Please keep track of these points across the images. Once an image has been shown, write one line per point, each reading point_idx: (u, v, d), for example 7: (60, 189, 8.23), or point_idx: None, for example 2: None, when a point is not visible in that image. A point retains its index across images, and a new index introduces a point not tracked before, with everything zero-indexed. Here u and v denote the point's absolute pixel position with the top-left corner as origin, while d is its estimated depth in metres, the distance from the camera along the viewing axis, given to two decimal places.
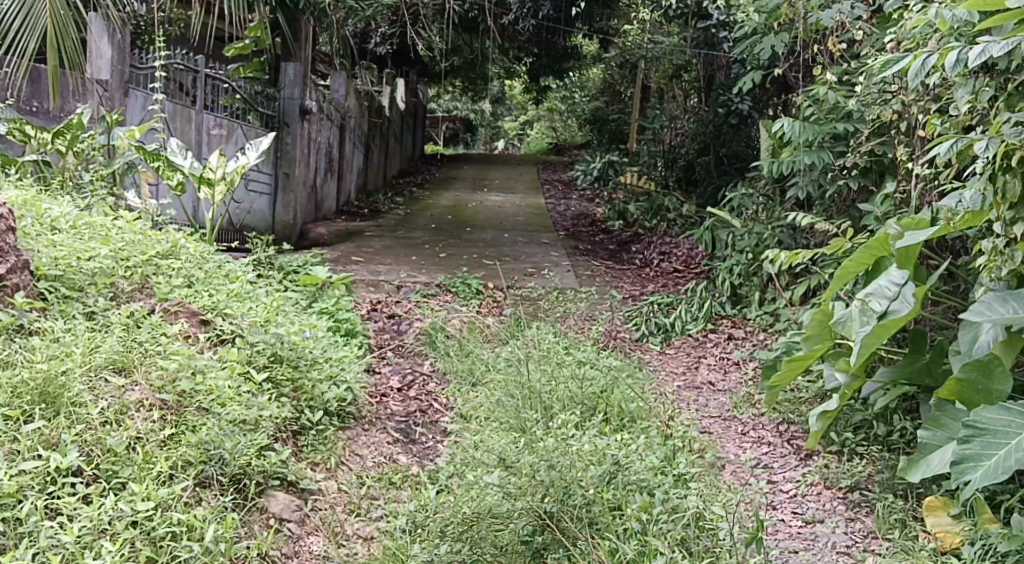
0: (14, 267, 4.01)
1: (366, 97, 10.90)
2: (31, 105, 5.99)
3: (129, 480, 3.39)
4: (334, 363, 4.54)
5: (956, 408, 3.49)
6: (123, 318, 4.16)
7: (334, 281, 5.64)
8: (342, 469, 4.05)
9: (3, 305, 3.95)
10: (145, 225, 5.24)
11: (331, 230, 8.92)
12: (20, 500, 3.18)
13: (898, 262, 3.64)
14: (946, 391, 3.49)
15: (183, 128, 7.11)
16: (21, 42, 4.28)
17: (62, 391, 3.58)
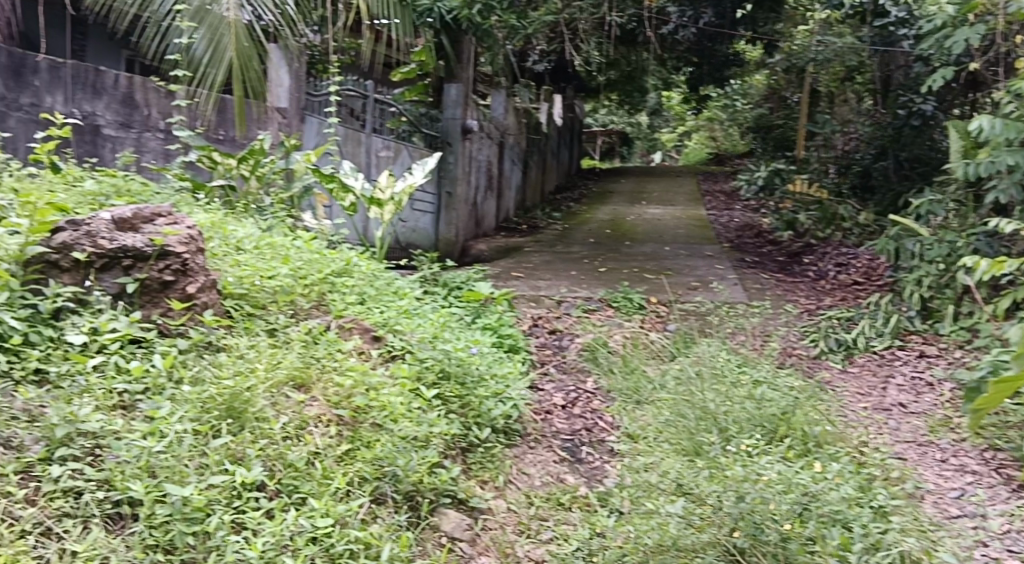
0: (202, 287, 4.13)
1: (524, 113, 10.91)
2: (218, 133, 6.36)
3: (309, 495, 3.44)
4: (499, 379, 4.48)
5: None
6: (302, 335, 4.23)
7: (496, 296, 5.59)
8: (510, 488, 3.99)
9: (193, 324, 4.07)
10: (320, 244, 5.37)
11: (491, 246, 8.95)
12: (208, 514, 3.24)
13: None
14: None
15: (354, 151, 7.30)
16: (210, 75, 4.55)
17: (247, 407, 3.64)
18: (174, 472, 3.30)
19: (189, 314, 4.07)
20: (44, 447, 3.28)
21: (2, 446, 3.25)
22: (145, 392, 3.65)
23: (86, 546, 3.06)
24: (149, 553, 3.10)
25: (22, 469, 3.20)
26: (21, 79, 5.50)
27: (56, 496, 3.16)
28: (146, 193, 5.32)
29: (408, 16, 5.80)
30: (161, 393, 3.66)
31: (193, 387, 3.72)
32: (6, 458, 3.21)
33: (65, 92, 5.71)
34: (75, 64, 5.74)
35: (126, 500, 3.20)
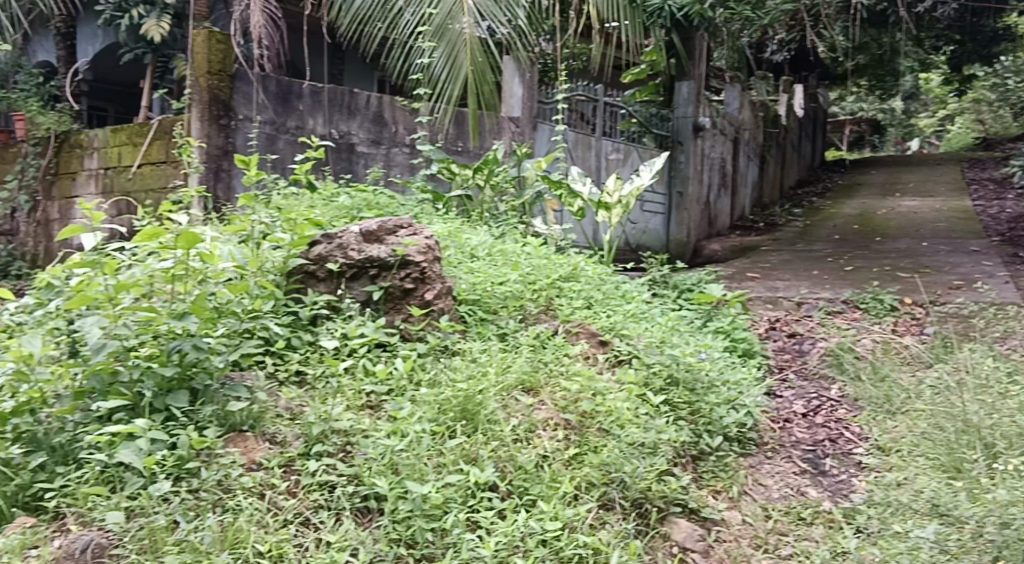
0: (439, 293, 4.22)
1: (763, 107, 10.51)
2: (456, 145, 6.80)
3: (538, 498, 3.35)
4: (731, 386, 4.28)
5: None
6: (530, 339, 4.23)
7: (729, 299, 5.38)
8: (744, 499, 3.80)
9: (430, 329, 4.15)
10: (549, 249, 5.38)
11: (727, 246, 8.65)
12: (446, 512, 3.19)
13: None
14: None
15: (584, 155, 7.38)
16: (446, 91, 4.62)
17: (479, 409, 3.61)
18: (413, 470, 3.28)
19: (427, 319, 4.17)
20: (303, 443, 3.37)
21: (268, 441, 3.38)
22: (390, 393, 3.72)
23: (338, 536, 3.05)
24: (393, 547, 3.07)
25: (284, 463, 3.29)
26: (289, 105, 6.12)
27: (313, 488, 3.21)
28: (393, 205, 5.57)
29: (638, 16, 5.63)
30: (404, 395, 3.70)
31: (430, 390, 3.74)
32: (271, 452, 3.31)
33: (325, 115, 6.32)
34: (332, 89, 6.33)
35: (373, 495, 3.21)
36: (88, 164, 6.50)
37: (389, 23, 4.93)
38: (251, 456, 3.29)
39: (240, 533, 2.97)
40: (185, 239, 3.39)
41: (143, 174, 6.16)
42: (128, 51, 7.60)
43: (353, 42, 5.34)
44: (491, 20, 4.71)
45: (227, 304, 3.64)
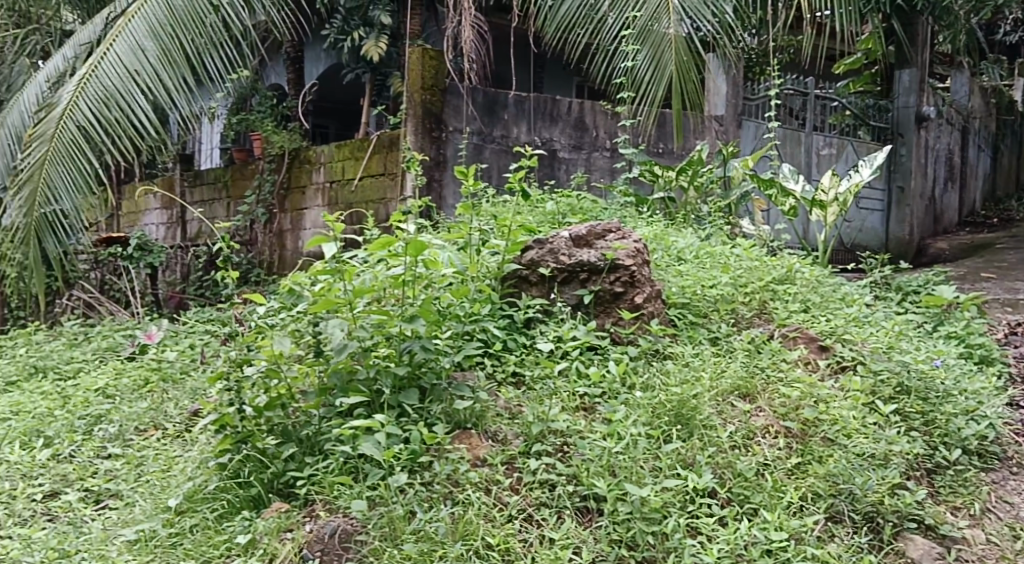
0: (649, 297, 4.22)
1: (995, 93, 9.82)
2: (658, 147, 6.90)
3: (761, 507, 3.24)
4: (970, 396, 3.95)
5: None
6: (745, 343, 4.13)
7: (963, 301, 5.06)
8: (989, 517, 3.46)
9: (641, 333, 4.15)
10: (761, 251, 5.24)
11: (956, 243, 8.15)
12: (666, 515, 3.17)
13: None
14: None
15: (793, 151, 7.31)
16: (651, 92, 4.60)
17: (694, 414, 3.57)
18: (631, 473, 3.31)
19: (637, 322, 4.17)
20: (524, 441, 3.49)
21: (490, 438, 3.53)
22: (603, 395, 3.76)
23: (561, 534, 3.11)
24: (614, 547, 3.08)
25: (507, 460, 3.40)
26: (495, 115, 6.35)
27: (534, 486, 3.30)
28: (598, 210, 5.63)
29: (854, 4, 5.38)
30: (618, 397, 3.73)
31: (644, 393, 3.75)
32: (495, 450, 3.44)
33: (529, 123, 6.51)
34: (536, 98, 6.50)
35: (592, 495, 3.25)
36: (316, 178, 6.97)
37: (592, 28, 5.06)
38: (476, 452, 3.43)
39: (470, 525, 3.09)
40: (413, 247, 3.61)
41: (364, 186, 6.59)
42: (350, 71, 8.18)
43: (557, 50, 5.45)
44: (699, 19, 4.67)
45: (451, 307, 3.86)
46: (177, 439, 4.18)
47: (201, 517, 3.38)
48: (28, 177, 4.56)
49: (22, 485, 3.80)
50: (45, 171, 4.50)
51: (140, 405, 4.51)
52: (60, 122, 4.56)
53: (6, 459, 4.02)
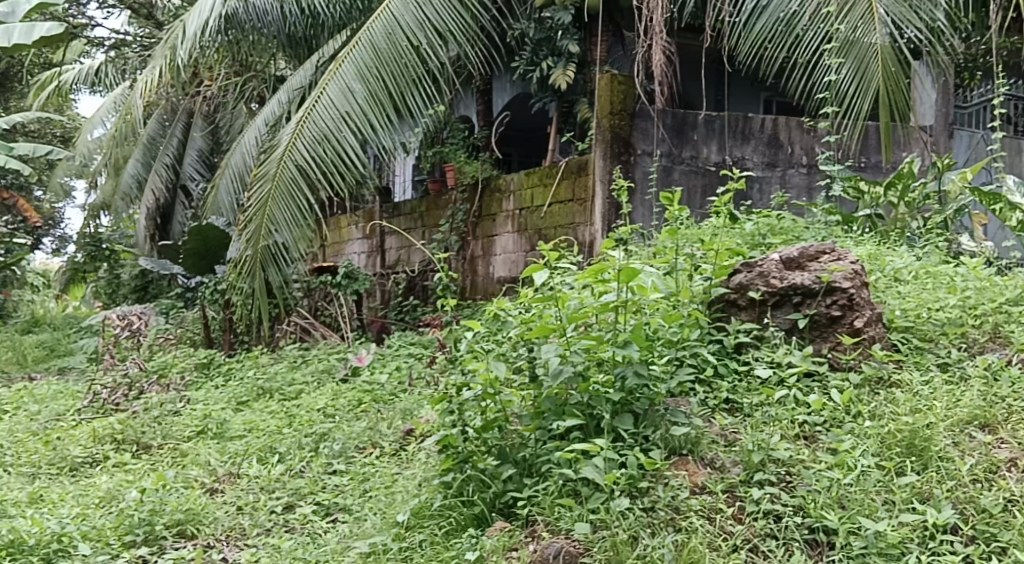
0: (869, 320, 4.02)
1: None
2: (861, 160, 6.60)
3: (1011, 545, 3.01)
4: None
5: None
6: (980, 371, 3.88)
7: None
8: None
9: (864, 359, 3.96)
10: (990, 270, 4.90)
11: None
12: (904, 553, 3.01)
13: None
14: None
15: (1014, 160, 6.94)
16: (855, 105, 4.61)
17: (929, 444, 3.39)
18: (863, 506, 3.17)
19: (857, 347, 4.00)
20: (744, 469, 3.41)
21: (708, 465, 3.47)
22: (825, 424, 3.64)
23: None
24: None
25: (728, 488, 3.35)
26: (684, 136, 6.33)
27: (758, 516, 3.21)
28: (799, 229, 5.28)
29: None
30: (842, 426, 3.60)
31: (871, 423, 3.59)
32: (714, 477, 3.39)
33: (719, 142, 6.43)
34: (728, 117, 6.42)
35: (822, 527, 3.14)
36: (505, 206, 7.13)
37: (788, 44, 4.98)
38: (695, 479, 3.39)
39: (695, 553, 3.04)
40: (625, 272, 3.57)
41: (553, 213, 6.68)
42: (539, 100, 8.31)
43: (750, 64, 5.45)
44: (909, 27, 4.54)
45: (659, 331, 3.78)
46: (395, 457, 4.36)
47: (429, 532, 3.51)
48: (250, 217, 5.59)
49: (264, 497, 4.07)
50: (268, 209, 5.45)
51: (359, 424, 4.73)
52: (281, 167, 5.49)
53: (247, 473, 4.31)
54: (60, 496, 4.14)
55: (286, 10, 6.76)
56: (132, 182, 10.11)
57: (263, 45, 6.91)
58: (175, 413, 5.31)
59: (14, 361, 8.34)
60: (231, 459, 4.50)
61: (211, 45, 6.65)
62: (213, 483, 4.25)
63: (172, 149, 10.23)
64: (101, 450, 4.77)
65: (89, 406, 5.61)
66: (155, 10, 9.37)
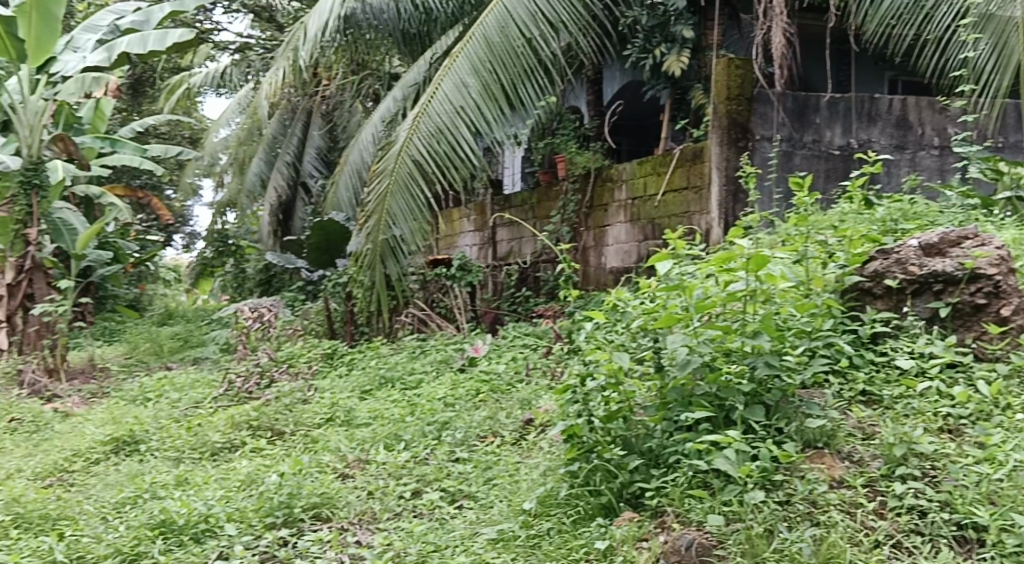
0: (1017, 309, 3.81)
1: None
2: (998, 141, 6.30)
3: None
4: None
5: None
6: None
7: None
8: None
9: (1012, 348, 3.76)
10: None
11: None
12: None
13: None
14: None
15: None
16: (995, 81, 4.43)
17: None
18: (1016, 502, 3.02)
19: (1004, 338, 3.80)
20: (884, 464, 3.30)
21: (845, 459, 3.37)
22: (971, 417, 3.47)
23: None
24: None
25: (867, 482, 3.24)
26: (806, 119, 6.15)
27: (901, 511, 3.10)
28: (933, 213, 4.99)
29: None
30: (989, 420, 3.43)
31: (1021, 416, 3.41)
32: (852, 471, 3.29)
33: (844, 125, 6.21)
34: (854, 98, 6.19)
35: (971, 524, 3.01)
36: (618, 195, 7.06)
37: (922, 19, 4.93)
38: (832, 473, 3.30)
39: (835, 548, 2.96)
40: (754, 260, 3.53)
41: (667, 201, 6.60)
42: (652, 88, 8.20)
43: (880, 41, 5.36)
44: None
45: (790, 321, 3.68)
46: (516, 446, 4.38)
47: (557, 520, 3.52)
48: (370, 211, 5.72)
49: (392, 483, 4.15)
50: (387, 205, 5.58)
51: (480, 413, 4.77)
52: (398, 163, 5.58)
53: (375, 459, 4.41)
54: (204, 479, 4.33)
55: (400, 7, 6.85)
56: (256, 181, 10.53)
57: (378, 43, 7.01)
58: (304, 401, 5.46)
59: (152, 352, 8.76)
60: (359, 446, 4.60)
61: (331, 45, 6.78)
62: (343, 468, 4.37)
63: (291, 149, 10.53)
64: (237, 436, 4.95)
65: (224, 393, 5.83)
66: (275, 13, 9.62)
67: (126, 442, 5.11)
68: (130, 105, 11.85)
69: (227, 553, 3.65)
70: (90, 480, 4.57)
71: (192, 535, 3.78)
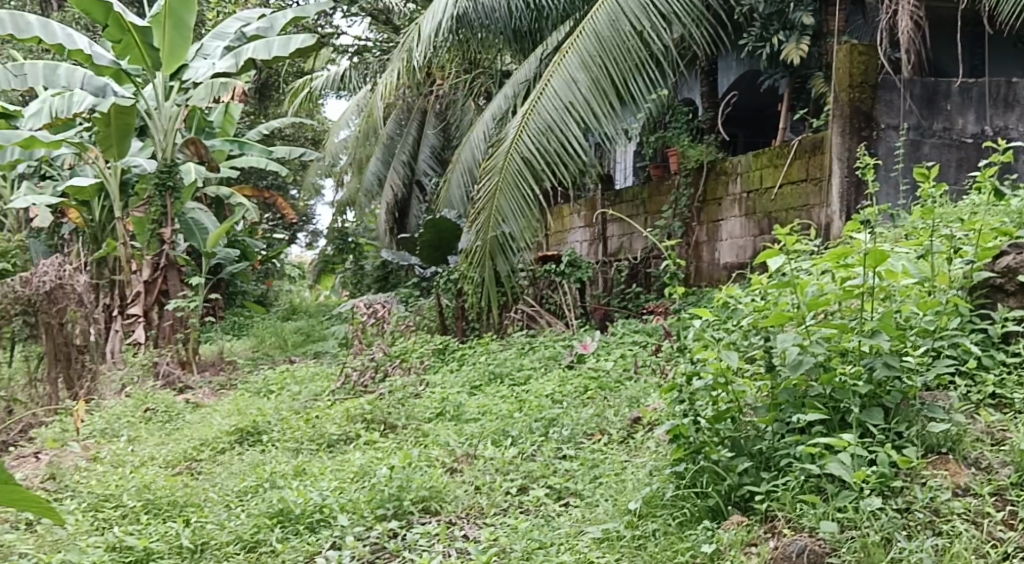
0: None
1: None
2: None
3: None
4: None
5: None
6: None
7: None
8: None
9: None
10: None
11: None
12: None
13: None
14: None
15: None
16: None
17: None
18: None
19: None
20: (1014, 472, 3.12)
21: (971, 466, 3.20)
22: None
23: None
24: None
25: (995, 491, 3.06)
26: (935, 106, 5.85)
27: None
28: None
29: None
30: None
31: None
32: (979, 479, 3.11)
33: (977, 111, 5.89)
34: (989, 83, 5.86)
35: None
36: (732, 189, 6.89)
37: None
38: (956, 480, 3.13)
39: (960, 559, 2.82)
40: (873, 256, 3.36)
41: (784, 194, 6.40)
42: (770, 78, 7.96)
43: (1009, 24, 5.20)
44: None
45: (912, 319, 3.52)
46: (624, 444, 4.32)
47: (663, 522, 3.44)
48: (480, 209, 5.76)
49: (500, 478, 4.14)
50: (496, 202, 5.60)
51: (587, 411, 4.72)
52: (507, 161, 5.59)
53: (483, 454, 4.41)
54: (321, 470, 4.44)
55: (511, 5, 6.84)
56: (374, 180, 10.87)
57: (491, 42, 7.00)
58: (416, 396, 5.53)
59: (277, 346, 9.06)
60: (468, 440, 4.62)
61: (443, 45, 6.81)
62: (452, 462, 4.39)
63: (407, 148, 10.69)
64: (353, 428, 5.06)
65: (341, 387, 5.96)
66: (392, 16, 9.68)
67: (249, 433, 5.28)
68: (257, 109, 12.31)
69: (339, 544, 3.73)
70: (215, 469, 4.73)
71: (308, 524, 3.89)
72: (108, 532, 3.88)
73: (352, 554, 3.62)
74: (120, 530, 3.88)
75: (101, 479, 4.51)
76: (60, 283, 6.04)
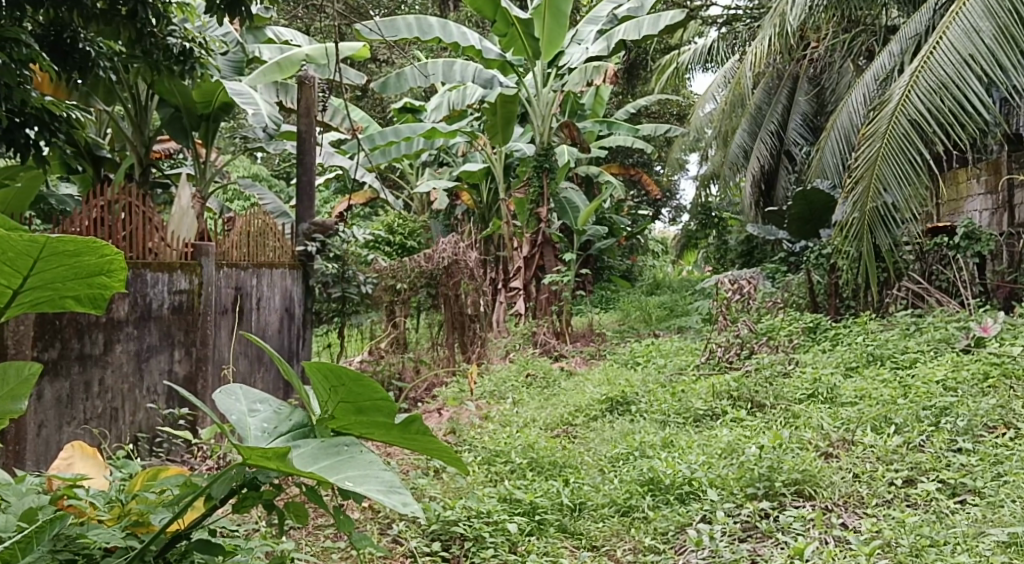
0: None
1: None
2: None
3: None
4: None
5: (302, 451, 2.42)
6: None
7: None
8: None
9: None
10: None
11: None
12: None
13: (330, 397, 2.52)
14: (256, 462, 2.31)
15: None
16: None
17: None
18: None
19: None
20: None
21: None
22: None
23: None
24: None
25: None
26: None
27: None
28: None
29: None
30: None
31: None
32: None
33: None
34: None
35: None
36: None
37: None
38: None
39: None
40: None
41: None
42: None
43: None
44: None
45: None
46: None
47: None
48: (860, 175, 5.39)
49: (882, 468, 3.86)
50: (877, 169, 5.21)
51: (987, 401, 4.27)
52: (893, 123, 5.17)
53: (862, 441, 4.13)
54: (689, 443, 4.42)
55: None
56: (739, 153, 10.40)
57: None
58: (786, 374, 5.34)
59: (641, 320, 9.20)
60: (845, 425, 4.35)
61: (820, 6, 6.39)
62: (827, 447, 4.16)
63: (776, 117, 10.25)
64: (719, 404, 4.98)
65: (707, 362, 5.94)
66: None
67: (619, 401, 5.38)
68: (625, 89, 12.56)
69: (710, 518, 3.67)
70: (590, 434, 4.89)
71: (678, 495, 3.89)
72: (500, 484, 4.11)
73: (723, 529, 3.54)
74: (510, 484, 4.09)
75: (493, 436, 4.82)
76: (456, 259, 6.54)
